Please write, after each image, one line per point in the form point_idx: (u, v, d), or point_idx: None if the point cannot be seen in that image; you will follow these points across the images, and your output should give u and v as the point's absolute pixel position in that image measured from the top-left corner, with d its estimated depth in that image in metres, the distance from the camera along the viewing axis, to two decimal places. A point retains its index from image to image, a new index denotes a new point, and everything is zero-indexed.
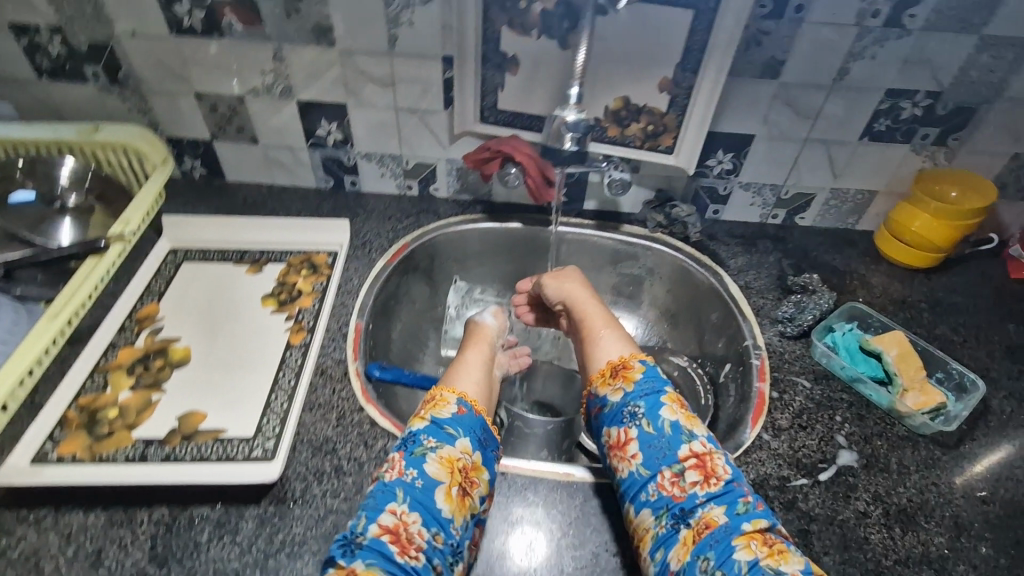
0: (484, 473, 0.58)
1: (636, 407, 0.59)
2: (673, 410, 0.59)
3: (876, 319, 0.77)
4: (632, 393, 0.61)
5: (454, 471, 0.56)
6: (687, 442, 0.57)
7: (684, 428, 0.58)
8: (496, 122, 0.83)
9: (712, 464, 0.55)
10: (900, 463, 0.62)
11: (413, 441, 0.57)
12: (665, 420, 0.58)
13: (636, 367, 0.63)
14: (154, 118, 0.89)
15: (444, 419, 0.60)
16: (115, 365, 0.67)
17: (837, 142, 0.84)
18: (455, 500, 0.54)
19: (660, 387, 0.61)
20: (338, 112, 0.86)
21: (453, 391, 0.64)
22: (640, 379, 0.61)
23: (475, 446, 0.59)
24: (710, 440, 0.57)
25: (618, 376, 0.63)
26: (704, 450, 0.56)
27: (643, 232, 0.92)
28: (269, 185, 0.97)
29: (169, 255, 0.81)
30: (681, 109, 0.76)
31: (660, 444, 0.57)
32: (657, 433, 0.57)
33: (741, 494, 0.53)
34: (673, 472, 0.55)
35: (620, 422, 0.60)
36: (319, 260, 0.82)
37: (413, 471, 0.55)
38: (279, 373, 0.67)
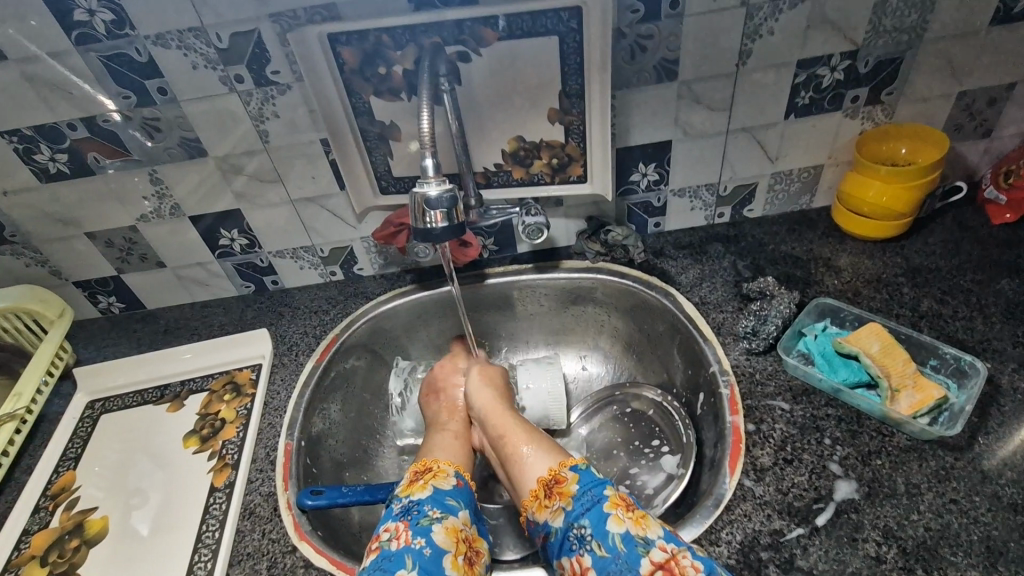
0: (485, 542, 0.55)
1: (582, 528, 0.52)
2: (620, 521, 0.51)
3: (848, 313, 0.69)
4: (573, 512, 0.53)
5: (459, 540, 0.52)
6: (644, 553, 0.48)
7: (636, 537, 0.50)
8: (398, 191, 0.79)
9: (680, 567, 0.47)
10: (908, 482, 0.53)
11: (417, 510, 0.53)
12: (615, 536, 0.50)
13: (569, 479, 0.56)
14: (53, 266, 0.85)
15: (446, 491, 0.57)
16: (27, 556, 0.60)
17: (762, 127, 0.77)
18: (462, 569, 0.50)
19: (600, 495, 0.54)
20: (235, 218, 0.81)
21: (450, 464, 0.62)
22: (577, 492, 0.55)
23: (474, 517, 0.57)
24: (669, 540, 0.49)
25: (555, 495, 0.56)
26: (666, 556, 0.48)
27: (584, 265, 0.85)
28: (191, 303, 0.92)
29: (87, 411, 0.76)
30: (579, 137, 0.72)
31: (620, 565, 0.49)
32: (611, 555, 0.49)
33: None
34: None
35: (571, 550, 0.52)
36: (242, 379, 0.77)
37: (421, 539, 0.50)
38: (203, 526, 0.61)
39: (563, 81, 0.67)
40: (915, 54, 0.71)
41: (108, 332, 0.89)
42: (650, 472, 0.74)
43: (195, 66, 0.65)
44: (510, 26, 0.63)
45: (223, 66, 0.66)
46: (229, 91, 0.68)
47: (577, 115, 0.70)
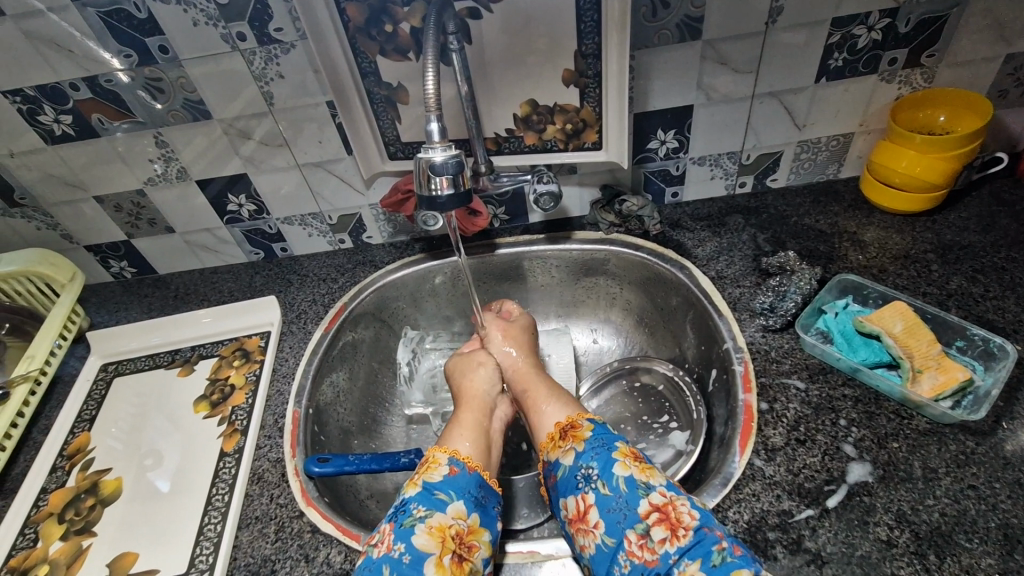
0: (484, 534, 0.52)
1: (589, 469, 0.52)
2: (626, 466, 0.51)
3: (873, 290, 0.66)
4: (584, 454, 0.53)
5: (445, 540, 0.49)
6: (644, 495, 0.48)
7: (640, 482, 0.49)
8: (407, 157, 0.76)
9: (677, 513, 0.47)
10: (925, 467, 0.51)
11: (402, 510, 0.52)
12: (620, 478, 0.50)
13: (585, 426, 0.56)
14: (64, 229, 0.84)
15: (436, 483, 0.54)
16: (46, 513, 0.62)
17: (790, 91, 0.72)
18: (449, 568, 0.47)
19: (611, 443, 0.53)
20: (242, 184, 0.80)
21: (445, 451, 0.58)
22: (590, 437, 0.54)
23: (472, 507, 0.53)
24: (671, 488, 0.49)
25: (568, 438, 0.56)
26: (664, 500, 0.48)
27: (597, 236, 0.82)
28: (201, 270, 0.92)
29: (100, 373, 0.77)
30: (594, 100, 0.69)
31: (619, 504, 0.48)
32: (613, 493, 0.49)
33: (716, 542, 0.44)
34: (638, 533, 0.47)
35: (575, 489, 0.52)
36: (251, 346, 0.77)
37: (401, 544, 0.48)
38: (212, 489, 0.62)
39: (579, 40, 0.63)
40: (961, 12, 0.66)
41: (121, 297, 0.89)
42: (659, 447, 0.73)
43: (195, 23, 0.63)
44: None
45: (224, 23, 0.63)
46: (232, 50, 0.65)
47: (594, 76, 0.66)
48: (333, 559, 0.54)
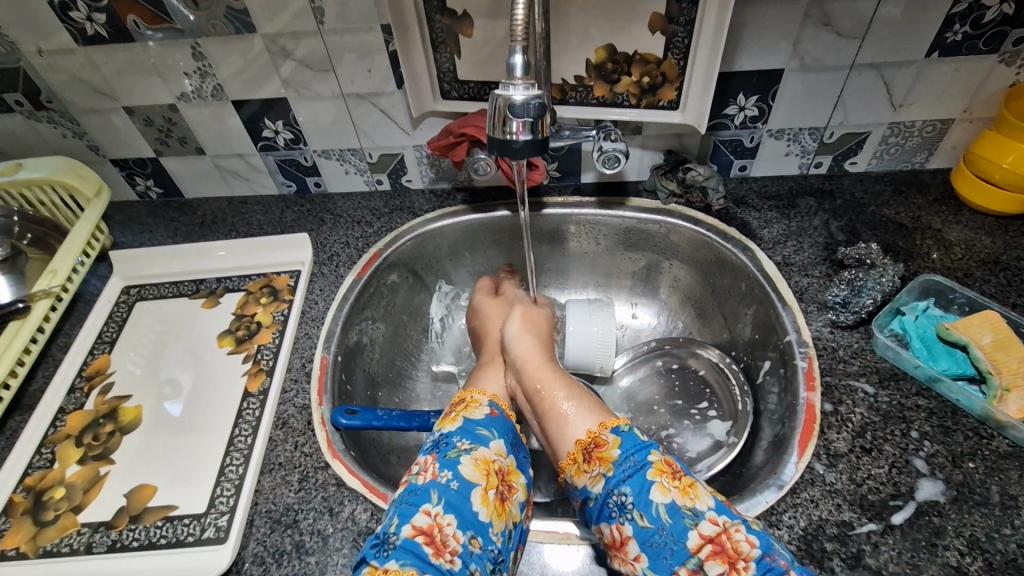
0: (521, 476, 0.51)
1: (623, 496, 0.47)
2: (666, 489, 0.46)
3: (960, 294, 0.60)
4: (613, 478, 0.48)
5: (490, 474, 0.48)
6: (692, 527, 0.44)
7: (684, 508, 0.45)
8: (461, 97, 0.70)
9: (733, 544, 0.42)
10: (1003, 492, 0.47)
11: (445, 443, 0.50)
12: (660, 505, 0.45)
13: (612, 442, 0.50)
14: (91, 140, 0.80)
15: (478, 421, 0.53)
16: (64, 435, 0.60)
17: (896, 65, 0.65)
18: (492, 503, 0.46)
19: (643, 462, 0.48)
20: (281, 109, 0.74)
21: (484, 394, 0.57)
22: (619, 457, 0.49)
23: (510, 448, 0.52)
24: (721, 510, 0.45)
25: (593, 460, 0.50)
26: (717, 530, 0.43)
27: (655, 205, 0.76)
28: (230, 198, 0.87)
29: (123, 296, 0.74)
30: (680, 52, 0.62)
31: (664, 538, 0.44)
32: (655, 525, 0.45)
33: (781, 572, 0.41)
34: (689, 568, 0.43)
35: (609, 518, 0.47)
36: (280, 284, 0.73)
37: (448, 472, 0.47)
38: (235, 429, 0.59)
39: None
40: None
41: (146, 218, 0.85)
42: (695, 434, 0.70)
43: None
44: None
45: None
46: None
47: (684, 25, 0.59)
48: (359, 516, 0.52)
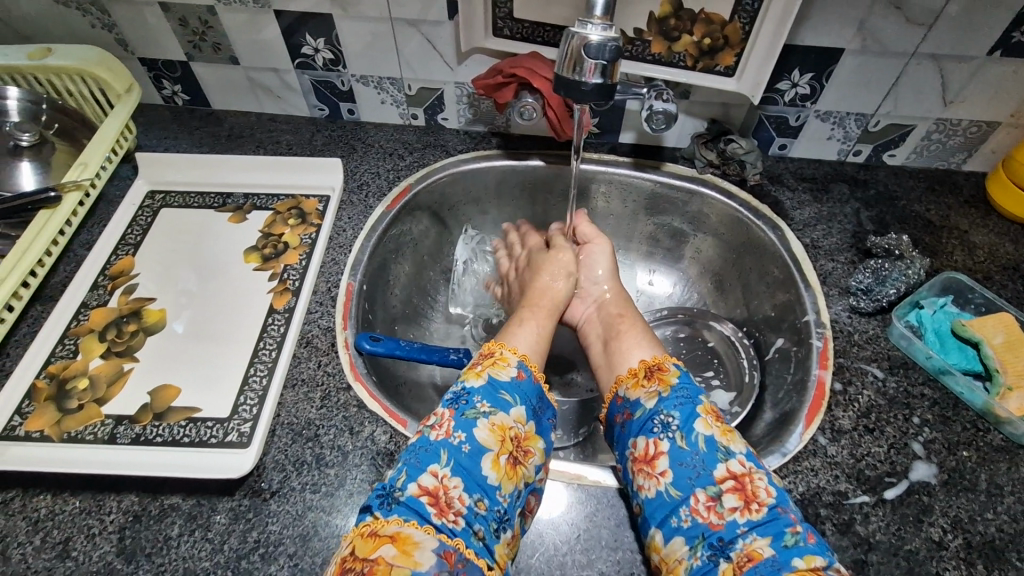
0: (539, 442, 0.50)
1: (669, 418, 0.49)
2: (708, 424, 0.49)
3: (979, 295, 0.61)
4: (666, 400, 0.51)
5: (505, 440, 0.48)
6: (723, 460, 0.46)
7: (720, 444, 0.47)
8: (513, 36, 0.68)
9: (753, 487, 0.45)
10: (992, 481, 0.50)
11: (465, 399, 0.49)
12: (700, 434, 0.48)
13: (672, 370, 0.53)
14: (121, 34, 0.77)
15: (502, 382, 0.51)
16: (87, 329, 0.61)
17: (956, 58, 0.64)
18: (503, 468, 0.46)
19: (695, 396, 0.51)
20: (325, 25, 0.71)
21: (514, 352, 0.55)
22: (676, 384, 0.51)
23: (530, 415, 0.51)
24: (750, 457, 0.47)
25: (654, 378, 0.53)
26: (743, 471, 0.46)
27: (691, 173, 0.76)
28: (258, 114, 0.85)
29: (147, 200, 0.73)
30: (747, 17, 0.60)
31: (694, 461, 0.47)
32: (690, 449, 0.47)
33: (789, 523, 0.43)
34: (708, 495, 0.45)
35: (648, 433, 0.50)
36: (308, 207, 0.73)
37: (461, 434, 0.47)
38: (260, 343, 0.60)
39: None
40: None
41: (170, 124, 0.83)
42: None
43: None
44: None
45: None
46: None
47: None
48: (379, 437, 0.53)
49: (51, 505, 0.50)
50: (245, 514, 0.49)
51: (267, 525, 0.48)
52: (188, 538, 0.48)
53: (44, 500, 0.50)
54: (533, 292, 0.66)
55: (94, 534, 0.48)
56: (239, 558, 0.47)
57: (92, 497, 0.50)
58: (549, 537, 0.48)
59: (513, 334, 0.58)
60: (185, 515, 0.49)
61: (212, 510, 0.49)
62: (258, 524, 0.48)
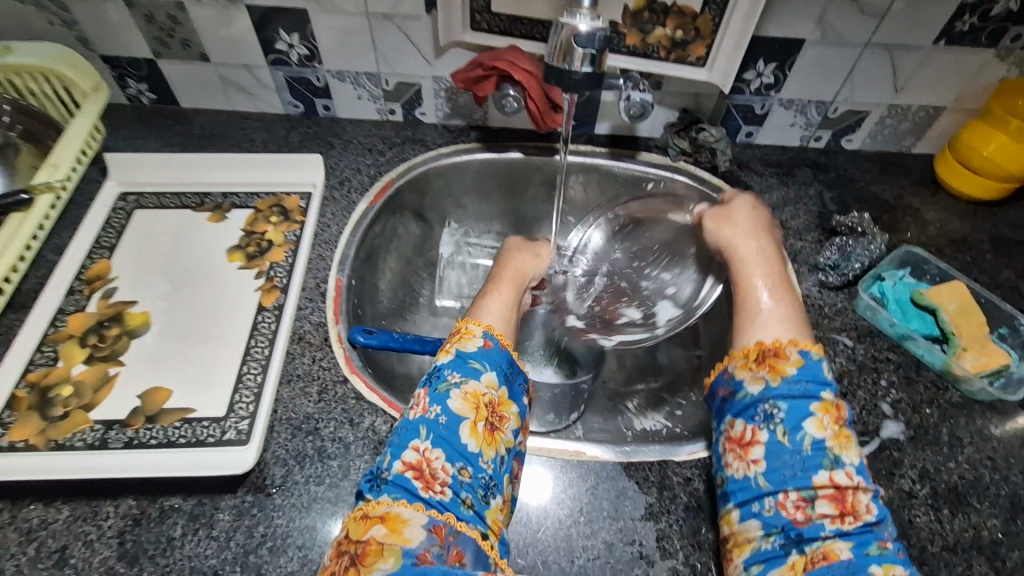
0: (513, 406, 0.50)
1: (775, 409, 0.46)
2: (822, 426, 0.45)
3: (933, 265, 0.66)
4: (775, 390, 0.47)
5: (479, 407, 0.47)
6: (829, 468, 0.44)
7: (830, 451, 0.44)
8: (491, 29, 0.69)
9: (854, 500, 0.43)
10: (952, 434, 0.55)
11: (436, 375, 0.49)
12: (808, 436, 0.44)
13: (792, 359, 0.48)
14: (82, 32, 0.74)
15: (470, 353, 0.51)
16: (66, 335, 0.59)
17: (905, 48, 0.69)
18: (482, 434, 0.47)
19: (815, 392, 0.46)
20: (300, 21, 0.71)
21: (479, 324, 0.54)
22: (794, 376, 0.47)
23: (503, 380, 0.51)
24: (861, 471, 0.44)
25: (765, 364, 0.48)
26: (848, 483, 0.43)
27: (665, 161, 0.79)
28: (230, 112, 0.84)
29: (120, 201, 0.71)
30: (716, 9, 0.63)
31: (793, 459, 0.44)
32: (793, 447, 0.44)
33: (879, 538, 0.42)
34: (801, 495, 0.43)
35: (750, 418, 0.47)
36: (290, 204, 0.72)
37: (437, 407, 0.47)
38: (251, 341, 0.59)
39: None
40: None
41: (137, 124, 0.81)
42: None
43: None
44: None
45: None
46: None
47: None
48: (380, 427, 0.54)
49: (44, 515, 0.48)
50: (249, 511, 0.49)
51: (273, 519, 0.48)
52: (193, 538, 0.47)
53: (35, 510, 0.49)
54: (498, 264, 0.64)
55: (92, 540, 0.47)
56: (247, 553, 0.47)
57: (87, 504, 0.49)
58: (553, 513, 0.50)
59: (481, 307, 0.57)
60: (187, 514, 0.49)
61: (215, 508, 0.49)
62: (264, 518, 0.48)
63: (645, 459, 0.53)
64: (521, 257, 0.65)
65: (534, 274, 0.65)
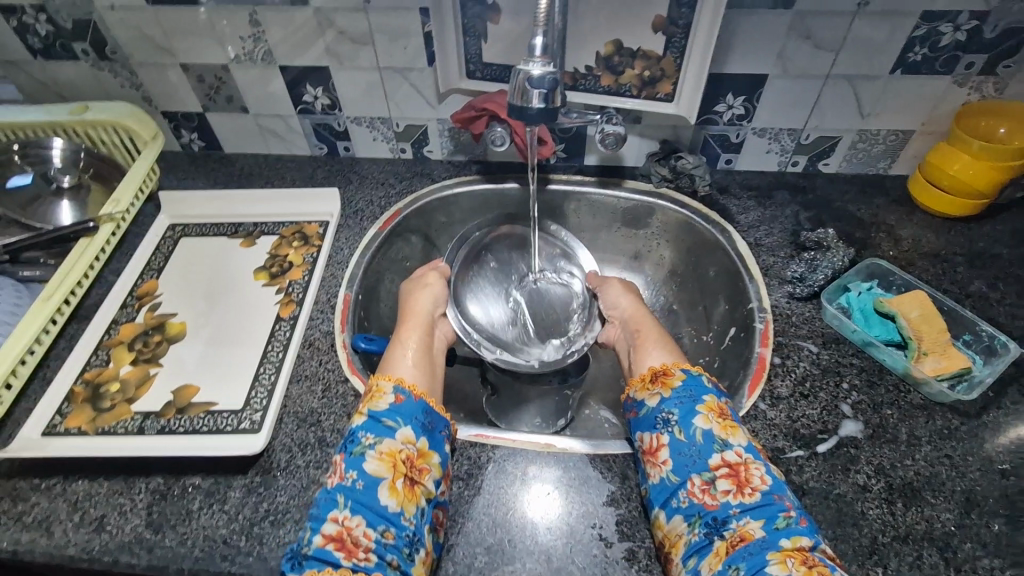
0: (433, 457, 0.53)
1: (670, 414, 0.54)
2: (708, 419, 0.52)
3: (899, 277, 0.70)
4: (668, 400, 0.55)
5: (396, 465, 0.50)
6: (719, 450, 0.50)
7: (719, 437, 0.51)
8: (482, 77, 0.79)
9: (747, 474, 0.49)
10: (911, 433, 0.57)
11: (351, 440, 0.52)
12: (698, 428, 0.52)
13: (677, 374, 0.57)
14: (147, 92, 0.88)
15: (381, 411, 0.53)
16: (117, 341, 0.69)
17: (864, 78, 0.74)
18: (401, 492, 0.49)
19: (698, 396, 0.54)
20: (322, 76, 0.83)
21: (389, 379, 0.57)
22: (679, 385, 0.56)
23: (419, 432, 0.53)
24: (749, 450, 0.51)
25: (657, 382, 0.57)
26: (739, 460, 0.50)
27: (648, 188, 0.85)
28: (265, 155, 0.96)
29: (169, 231, 0.83)
30: (678, 51, 0.71)
31: (691, 452, 0.51)
32: (688, 440, 0.52)
33: (783, 509, 0.47)
34: (704, 479, 0.49)
35: (652, 428, 0.54)
36: (310, 231, 0.82)
37: (353, 473, 0.49)
38: (268, 346, 0.68)
39: None
40: None
41: (188, 167, 0.94)
42: None
43: None
44: None
45: None
46: None
47: (683, 27, 0.69)
48: None
49: (88, 488, 0.57)
50: (257, 489, 0.56)
51: (276, 496, 0.55)
52: (208, 510, 0.55)
53: (81, 484, 0.57)
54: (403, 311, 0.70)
55: (126, 510, 0.55)
56: (253, 524, 0.53)
57: (124, 480, 0.57)
58: (522, 497, 0.55)
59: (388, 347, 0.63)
60: (204, 491, 0.56)
61: (228, 486, 0.56)
62: (268, 495, 0.55)
63: (611, 451, 0.57)
64: (425, 295, 0.72)
65: (435, 305, 0.71)
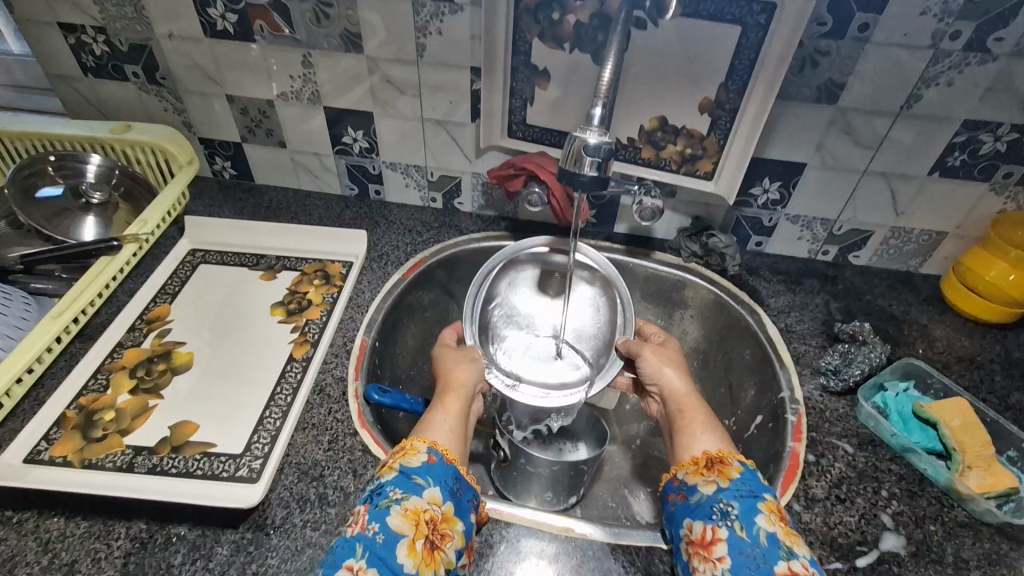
0: (458, 523, 0.48)
1: (729, 506, 0.50)
2: (771, 521, 0.48)
3: (937, 380, 0.68)
4: (727, 490, 0.51)
5: (419, 524, 0.46)
6: (785, 558, 0.45)
7: (783, 542, 0.47)
8: (524, 137, 0.80)
9: None
10: (957, 555, 0.53)
11: (378, 491, 0.48)
12: (761, 528, 0.48)
13: (735, 465, 0.54)
14: (188, 118, 0.89)
15: (413, 469, 0.49)
16: (119, 366, 0.66)
17: (901, 177, 0.75)
18: (421, 554, 0.44)
19: (758, 492, 0.51)
20: (365, 121, 0.84)
21: (424, 440, 0.53)
22: (738, 477, 0.52)
23: (447, 495, 0.49)
24: (814, 563, 0.46)
25: (713, 470, 0.54)
26: (806, 570, 0.44)
27: (677, 262, 0.85)
28: (295, 189, 0.96)
29: (188, 256, 0.82)
30: (722, 133, 0.72)
31: (754, 552, 0.46)
32: (750, 539, 0.47)
33: None
34: None
35: (707, 518, 0.50)
36: (333, 270, 0.80)
37: (376, 524, 0.45)
38: (277, 388, 0.65)
39: (728, 75, 0.67)
40: None
41: (217, 194, 0.94)
42: None
43: None
44: (696, 6, 0.63)
45: None
46: None
47: (729, 110, 0.70)
48: None
49: (64, 527, 0.52)
50: (246, 547, 0.51)
51: (267, 558, 0.51)
52: (191, 567, 0.50)
53: (57, 522, 0.53)
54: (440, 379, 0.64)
55: (100, 558, 0.50)
56: None
57: (103, 522, 0.53)
58: None
59: (430, 423, 0.57)
60: (189, 544, 0.51)
61: (215, 541, 0.52)
62: (258, 556, 0.51)
63: (635, 542, 0.54)
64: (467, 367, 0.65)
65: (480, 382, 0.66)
